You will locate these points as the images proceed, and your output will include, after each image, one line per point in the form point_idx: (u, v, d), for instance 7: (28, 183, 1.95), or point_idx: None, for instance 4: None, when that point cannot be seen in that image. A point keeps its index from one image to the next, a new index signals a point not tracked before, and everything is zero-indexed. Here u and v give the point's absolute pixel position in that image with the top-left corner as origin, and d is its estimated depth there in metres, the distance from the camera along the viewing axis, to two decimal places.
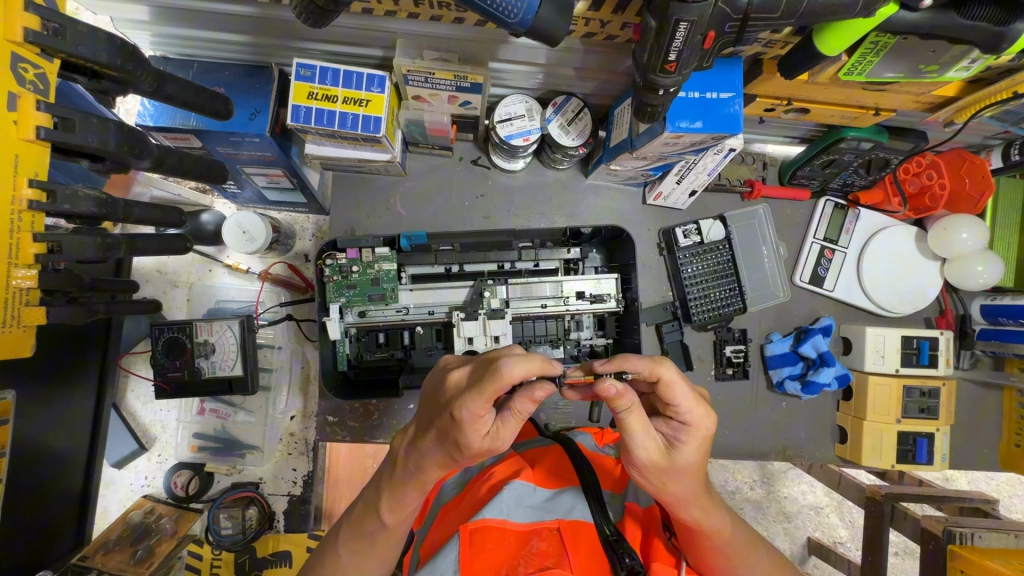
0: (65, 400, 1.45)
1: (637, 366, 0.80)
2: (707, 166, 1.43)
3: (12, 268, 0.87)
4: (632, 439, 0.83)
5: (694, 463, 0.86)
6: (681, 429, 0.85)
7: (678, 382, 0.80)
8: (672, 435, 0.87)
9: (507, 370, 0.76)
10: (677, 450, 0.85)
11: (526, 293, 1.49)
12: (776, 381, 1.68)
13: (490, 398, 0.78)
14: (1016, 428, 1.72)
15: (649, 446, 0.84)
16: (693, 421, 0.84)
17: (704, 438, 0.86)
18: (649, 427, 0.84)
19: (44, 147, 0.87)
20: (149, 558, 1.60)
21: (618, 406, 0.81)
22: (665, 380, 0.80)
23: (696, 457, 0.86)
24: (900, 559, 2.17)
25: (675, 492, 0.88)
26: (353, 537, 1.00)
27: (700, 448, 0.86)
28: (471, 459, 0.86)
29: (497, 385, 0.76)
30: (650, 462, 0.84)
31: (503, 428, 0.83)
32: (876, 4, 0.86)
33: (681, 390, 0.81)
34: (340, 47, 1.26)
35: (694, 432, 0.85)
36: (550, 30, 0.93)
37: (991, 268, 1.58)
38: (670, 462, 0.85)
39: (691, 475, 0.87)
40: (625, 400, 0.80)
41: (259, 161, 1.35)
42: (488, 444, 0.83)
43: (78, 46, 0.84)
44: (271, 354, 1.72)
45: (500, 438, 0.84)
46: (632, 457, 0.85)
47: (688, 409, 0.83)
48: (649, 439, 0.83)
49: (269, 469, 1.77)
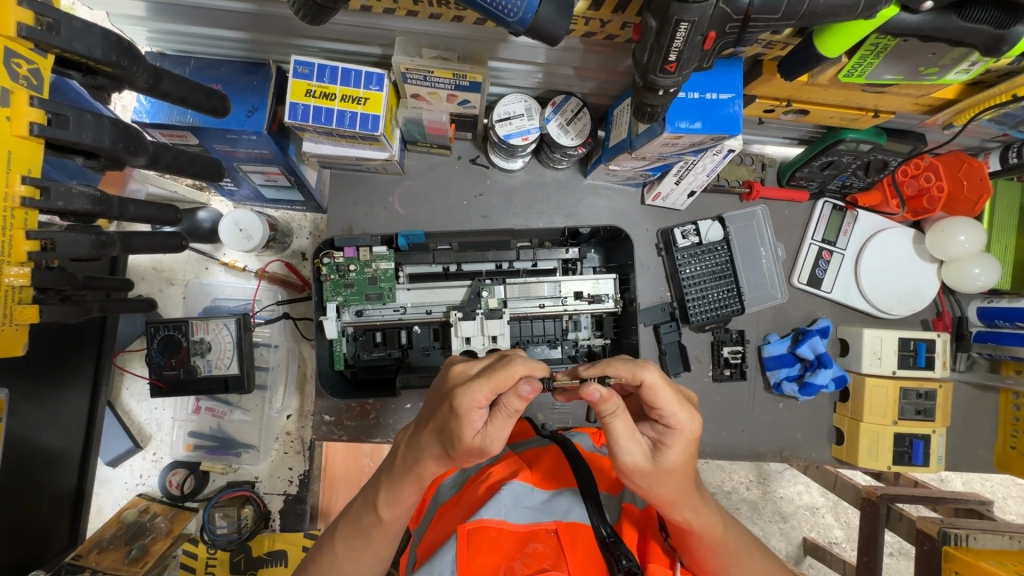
0: (61, 399, 1.45)
1: (619, 370, 0.80)
2: (706, 167, 1.42)
3: (5, 266, 0.86)
4: (617, 446, 0.84)
5: (681, 466, 0.86)
6: (667, 432, 0.85)
7: (661, 384, 0.81)
8: (658, 438, 0.87)
9: (514, 360, 0.81)
10: (664, 453, 0.85)
11: (525, 292, 1.48)
12: (773, 382, 1.68)
13: (496, 386, 0.79)
14: (1011, 430, 1.73)
15: (635, 451, 0.84)
16: (678, 423, 0.84)
17: (690, 441, 0.85)
18: (634, 433, 0.84)
19: (38, 143, 0.86)
20: (144, 557, 1.61)
21: (604, 411, 0.81)
22: (647, 383, 0.80)
23: (683, 459, 0.86)
24: (895, 560, 2.18)
25: (665, 494, 0.88)
26: (350, 532, 0.99)
27: (686, 451, 0.86)
28: (463, 455, 0.85)
29: (508, 372, 0.79)
30: (637, 467, 0.85)
31: (493, 425, 0.83)
32: (877, 5, 0.86)
33: (665, 392, 0.81)
34: (337, 45, 1.25)
35: (680, 435, 0.85)
36: (550, 30, 0.93)
37: (988, 270, 1.59)
38: (658, 465, 0.85)
39: (679, 478, 0.87)
40: (609, 405, 0.80)
41: (256, 159, 1.34)
42: (477, 442, 0.82)
43: (73, 41, 0.83)
44: (266, 353, 1.69)
45: (493, 438, 0.83)
46: (620, 463, 0.85)
47: (673, 411, 0.83)
48: (635, 444, 0.84)
49: (265, 468, 1.76)
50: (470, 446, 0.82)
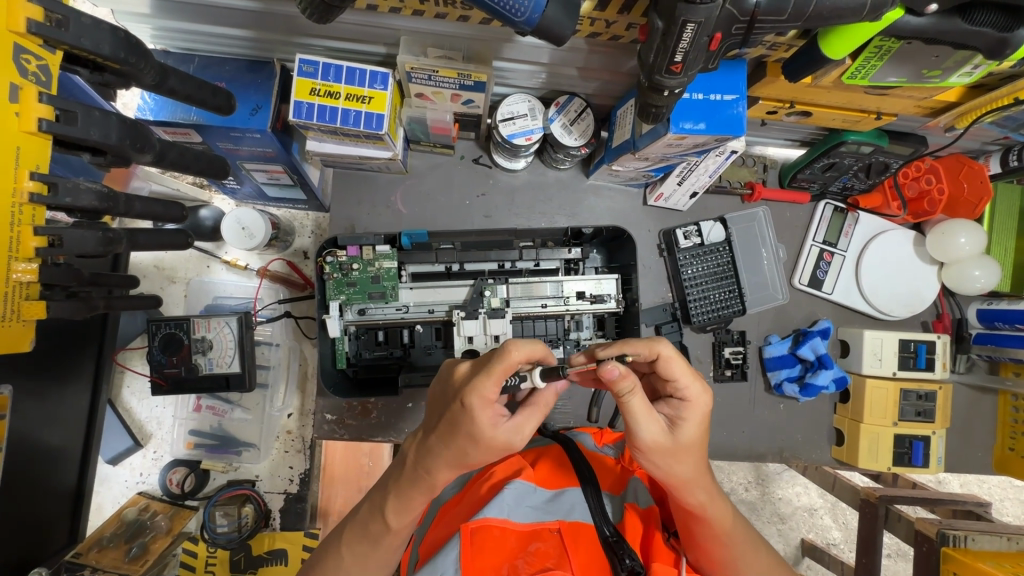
0: (61, 396, 1.45)
1: (637, 346, 0.86)
2: (708, 168, 1.42)
3: (12, 261, 0.86)
4: (637, 423, 0.85)
5: (697, 441, 0.89)
6: (682, 405, 0.89)
7: (676, 357, 0.87)
8: (674, 414, 0.90)
9: (511, 348, 0.83)
10: (681, 428, 0.88)
11: (527, 292, 1.49)
12: (774, 382, 1.68)
13: (500, 378, 0.82)
14: (1010, 432, 1.73)
15: (654, 429, 0.86)
16: (693, 396, 0.89)
17: (704, 414, 0.90)
18: (652, 411, 0.86)
19: (46, 140, 0.86)
20: (144, 555, 1.61)
21: (621, 390, 0.83)
22: (663, 356, 0.86)
23: (699, 435, 0.90)
24: (893, 561, 2.19)
25: (681, 474, 0.89)
26: (357, 537, 0.99)
27: (701, 425, 0.90)
28: (482, 454, 0.86)
29: (509, 361, 0.82)
30: (657, 443, 0.86)
31: (525, 421, 0.88)
32: (883, 8, 0.86)
33: (679, 364, 0.87)
34: (342, 43, 1.26)
35: (694, 408, 0.89)
36: (558, 30, 0.94)
37: (988, 272, 1.60)
38: (676, 440, 0.87)
39: (694, 454, 0.90)
40: (627, 383, 0.82)
41: (259, 157, 1.34)
42: (504, 437, 0.85)
43: (82, 37, 0.83)
44: (267, 351, 1.69)
45: (521, 431, 0.87)
46: (639, 441, 0.86)
47: (687, 383, 0.88)
48: (653, 421, 0.86)
49: (266, 467, 1.76)
50: (493, 443, 0.84)
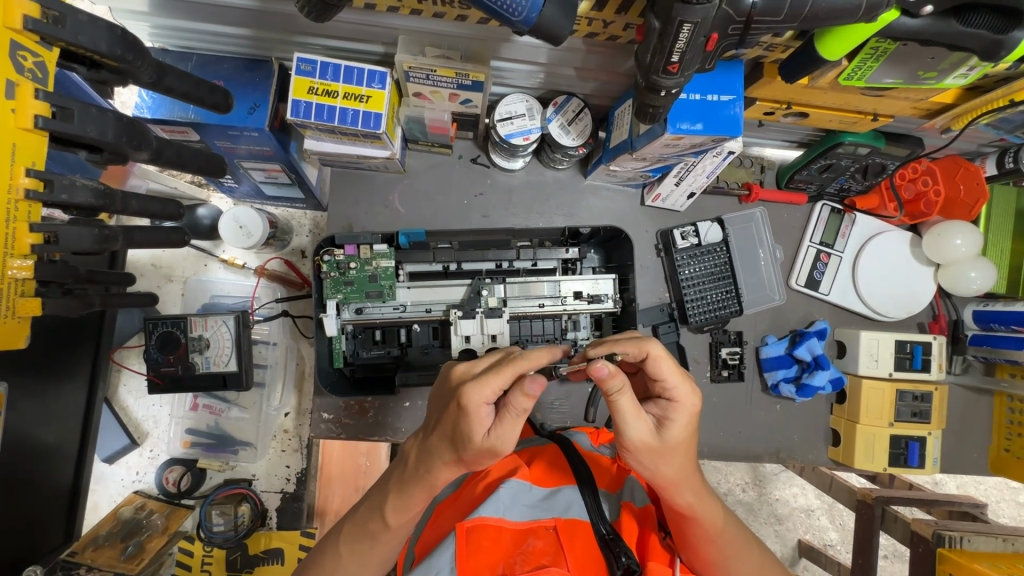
0: (58, 394, 1.45)
1: (627, 346, 0.87)
2: (705, 169, 1.43)
3: (7, 258, 0.86)
4: (624, 422, 0.85)
5: (684, 440, 0.89)
6: (669, 405, 0.89)
7: (665, 356, 0.88)
8: (662, 414, 0.90)
9: (524, 353, 0.85)
10: (668, 427, 0.88)
11: (524, 292, 1.49)
12: (770, 383, 1.69)
13: (507, 378, 0.83)
14: (1005, 433, 1.74)
15: (642, 429, 0.86)
16: (681, 396, 0.89)
17: (692, 414, 0.90)
18: (640, 412, 0.86)
19: (42, 136, 0.86)
20: (140, 554, 1.60)
21: (610, 389, 0.83)
22: (653, 355, 0.87)
23: (686, 434, 0.89)
24: (889, 562, 2.19)
25: (669, 474, 0.90)
26: (354, 535, 0.99)
27: (689, 424, 0.89)
28: (478, 456, 0.86)
29: (519, 364, 0.84)
30: (644, 443, 0.86)
31: (503, 428, 0.83)
32: (878, 9, 0.87)
33: (668, 364, 0.88)
34: (340, 43, 1.26)
35: (682, 407, 0.89)
36: (554, 29, 0.94)
37: (983, 274, 1.60)
38: (663, 440, 0.87)
39: (682, 455, 0.90)
40: (617, 382, 0.82)
41: (257, 156, 1.35)
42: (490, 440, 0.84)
43: (79, 34, 0.83)
44: (264, 350, 1.69)
45: (500, 438, 0.83)
46: (627, 441, 0.87)
47: (676, 383, 0.89)
48: (642, 422, 0.86)
49: (263, 466, 1.75)
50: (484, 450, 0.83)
